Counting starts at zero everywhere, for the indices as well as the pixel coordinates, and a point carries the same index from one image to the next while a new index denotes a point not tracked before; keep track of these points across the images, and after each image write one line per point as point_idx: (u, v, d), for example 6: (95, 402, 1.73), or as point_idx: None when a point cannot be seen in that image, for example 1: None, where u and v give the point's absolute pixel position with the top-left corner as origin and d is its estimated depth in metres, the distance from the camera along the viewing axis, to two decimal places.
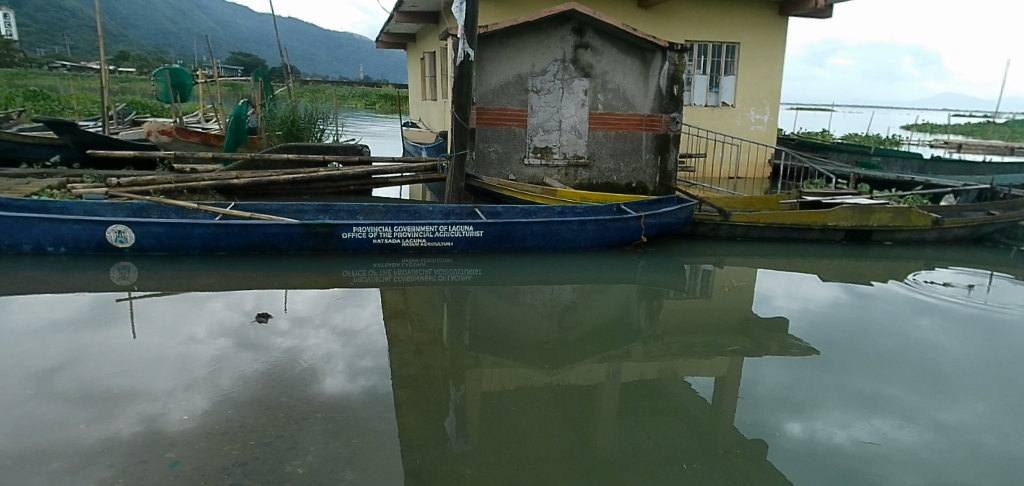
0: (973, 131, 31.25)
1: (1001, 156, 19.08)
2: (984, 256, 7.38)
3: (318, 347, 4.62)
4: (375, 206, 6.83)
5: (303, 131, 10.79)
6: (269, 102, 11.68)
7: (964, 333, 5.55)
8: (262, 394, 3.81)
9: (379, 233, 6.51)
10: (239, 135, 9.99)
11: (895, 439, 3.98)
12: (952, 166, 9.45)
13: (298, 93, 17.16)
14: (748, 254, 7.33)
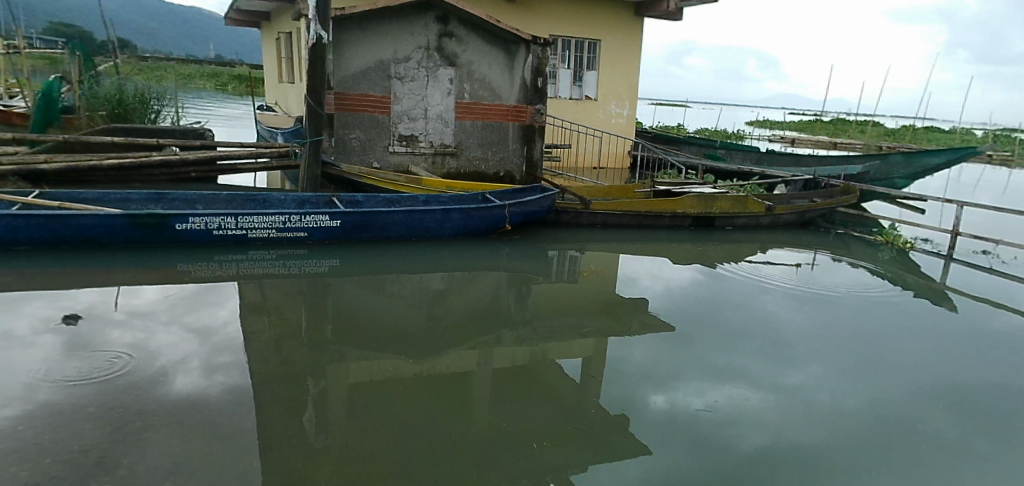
0: (806, 127, 35.21)
1: (824, 150, 21.68)
2: (807, 238, 8.33)
3: (141, 347, 4.24)
4: (217, 194, 6.36)
5: (131, 112, 9.85)
6: (92, 79, 10.41)
7: (789, 306, 6.26)
8: (64, 405, 3.43)
9: (221, 224, 6.12)
10: (49, 116, 8.77)
11: (744, 404, 4.38)
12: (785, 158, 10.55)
13: (134, 70, 15.53)
14: (608, 241, 7.71)
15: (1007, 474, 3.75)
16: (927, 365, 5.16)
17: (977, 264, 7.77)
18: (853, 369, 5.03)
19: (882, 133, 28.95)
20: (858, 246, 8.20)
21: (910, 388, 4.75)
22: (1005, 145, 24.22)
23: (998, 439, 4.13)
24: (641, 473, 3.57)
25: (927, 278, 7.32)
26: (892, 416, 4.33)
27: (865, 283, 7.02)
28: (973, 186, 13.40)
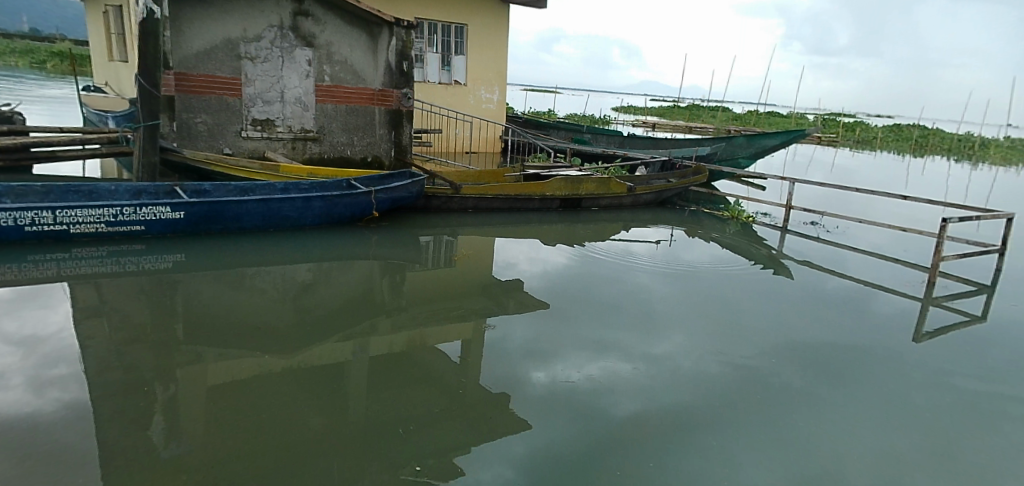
0: (667, 112, 37.62)
1: (681, 134, 23.20)
2: (666, 216, 8.95)
3: None
4: (29, 184, 5.63)
5: None
6: None
7: (649, 280, 6.71)
8: None
9: (34, 219, 5.45)
10: None
11: (615, 374, 4.64)
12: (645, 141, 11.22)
13: None
14: (478, 224, 7.81)
15: (836, 415, 4.29)
16: (766, 325, 5.76)
17: (806, 234, 8.77)
18: (705, 333, 5.49)
19: (729, 118, 31.61)
20: (709, 222, 8.95)
21: (754, 346, 5.28)
22: (831, 128, 27.46)
23: (828, 384, 4.71)
24: (524, 449, 3.67)
25: (767, 248, 8.16)
26: (742, 373, 4.80)
27: (717, 256, 7.68)
28: (803, 164, 15.07)
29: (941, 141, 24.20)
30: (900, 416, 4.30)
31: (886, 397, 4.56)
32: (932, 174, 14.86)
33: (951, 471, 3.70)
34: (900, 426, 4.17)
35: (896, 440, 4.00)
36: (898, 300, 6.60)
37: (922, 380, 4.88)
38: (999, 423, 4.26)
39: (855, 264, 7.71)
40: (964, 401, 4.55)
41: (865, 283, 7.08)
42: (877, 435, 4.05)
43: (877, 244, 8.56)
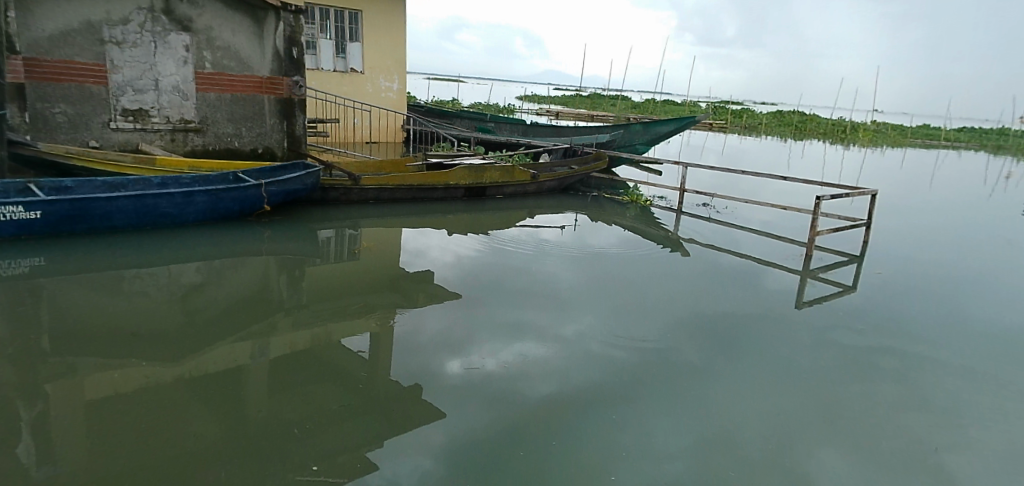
0: (572, 101, 38.46)
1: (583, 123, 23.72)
2: (569, 202, 9.18)
3: None
4: None
5: None
6: None
7: (554, 264, 6.85)
8: None
9: None
10: None
11: (531, 358, 4.69)
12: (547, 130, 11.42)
13: None
14: (380, 216, 7.66)
15: (733, 379, 4.57)
16: (664, 301, 6.05)
17: (700, 215, 9.27)
18: (608, 311, 5.68)
19: (629, 106, 32.80)
20: (610, 206, 9.27)
21: (654, 321, 5.53)
22: (721, 115, 29.19)
23: (724, 352, 5.01)
24: (439, 438, 3.64)
25: (665, 229, 8.56)
26: (646, 347, 5.00)
27: (622, 239, 7.95)
28: (696, 150, 15.93)
29: (816, 126, 26.40)
30: (788, 376, 4.65)
31: (775, 360, 4.91)
32: (807, 156, 16.19)
33: (833, 422, 4.04)
34: (789, 385, 4.51)
35: (786, 399, 4.32)
36: (781, 273, 7.13)
37: (803, 340, 5.29)
38: (871, 374, 4.70)
39: (743, 242, 8.24)
40: (840, 357, 4.98)
41: (752, 258, 7.59)
42: (770, 396, 4.35)
43: (763, 222, 9.19)
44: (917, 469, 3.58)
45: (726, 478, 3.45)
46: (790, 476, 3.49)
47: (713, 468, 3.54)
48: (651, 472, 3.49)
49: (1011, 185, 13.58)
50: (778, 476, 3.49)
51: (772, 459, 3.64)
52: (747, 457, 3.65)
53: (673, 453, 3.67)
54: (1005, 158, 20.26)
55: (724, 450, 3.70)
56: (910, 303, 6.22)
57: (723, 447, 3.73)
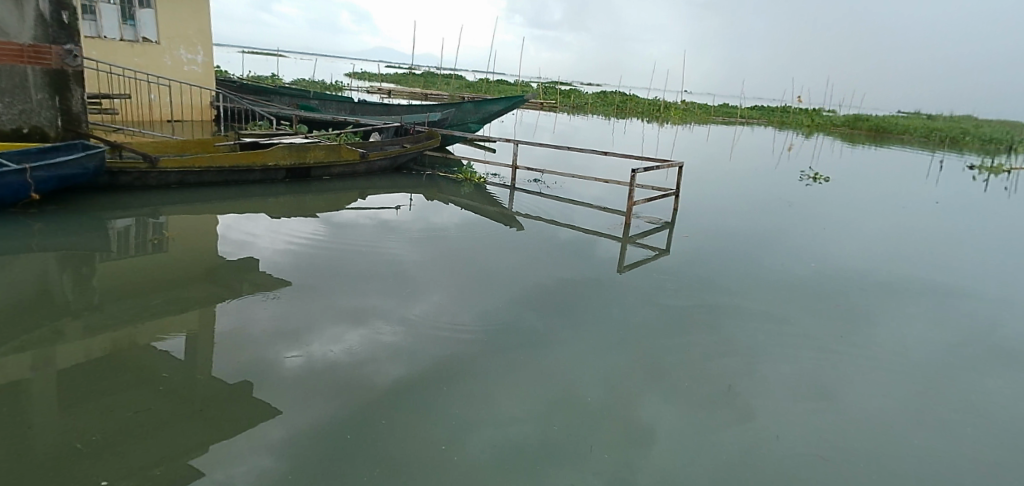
0: (407, 78, 37.84)
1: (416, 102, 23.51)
2: (401, 181, 9.14)
3: None
4: None
5: None
6: None
7: (389, 243, 6.74)
8: None
9: None
10: None
11: (375, 341, 4.59)
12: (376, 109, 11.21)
13: None
14: (187, 201, 7.03)
15: (569, 340, 4.84)
16: (498, 271, 6.23)
17: (533, 191, 9.66)
18: (443, 285, 5.73)
19: (464, 85, 33.11)
20: (445, 184, 9.38)
21: (489, 291, 5.68)
22: (551, 95, 30.59)
23: (557, 315, 5.29)
24: (275, 435, 3.44)
25: (500, 205, 8.84)
26: (483, 317, 5.12)
27: (461, 217, 8.04)
28: (529, 128, 16.53)
29: (635, 105, 28.80)
30: (617, 331, 5.03)
31: (605, 317, 5.29)
32: (627, 133, 17.61)
33: (660, 370, 4.45)
34: (622, 341, 4.85)
35: (618, 354, 4.66)
36: (605, 239, 7.68)
37: (625, 297, 5.76)
38: (684, 322, 5.24)
39: (573, 213, 8.75)
40: (657, 309, 5.48)
41: (579, 227, 8.08)
42: (606, 352, 4.66)
43: (591, 195, 9.82)
44: (726, 403, 4.08)
45: (568, 435, 3.66)
46: (624, 424, 3.80)
47: (557, 426, 3.73)
48: (499, 437, 3.60)
49: (789, 155, 15.94)
50: (614, 427, 3.77)
51: (607, 411, 3.93)
52: (587, 412, 3.91)
53: (520, 418, 3.80)
54: (783, 132, 23.76)
55: (566, 410, 3.92)
56: (714, 257, 7.04)
57: (565, 407, 3.94)
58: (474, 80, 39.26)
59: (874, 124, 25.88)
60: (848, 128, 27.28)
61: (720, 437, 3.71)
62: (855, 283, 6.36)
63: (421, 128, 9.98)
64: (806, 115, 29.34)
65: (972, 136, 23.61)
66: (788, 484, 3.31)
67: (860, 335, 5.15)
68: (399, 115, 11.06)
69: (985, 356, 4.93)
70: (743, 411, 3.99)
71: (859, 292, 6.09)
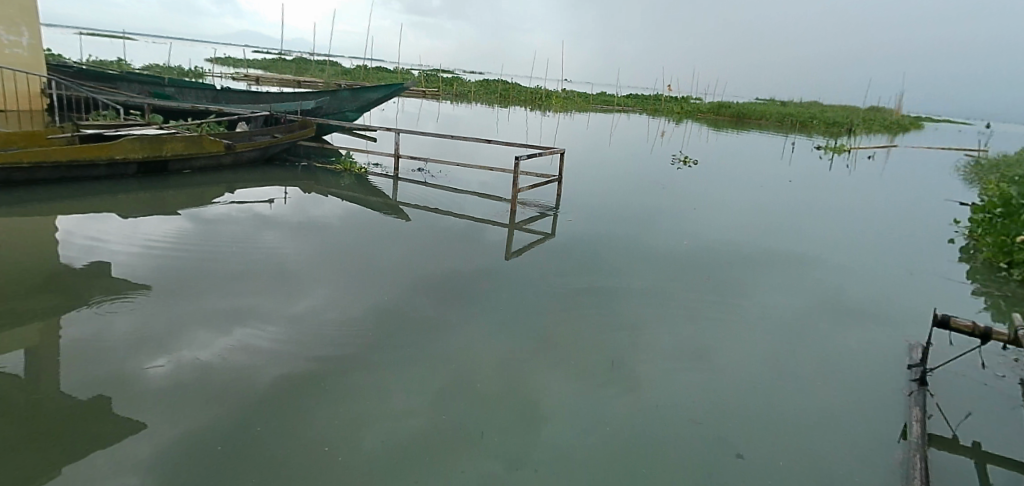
0: (280, 65, 35.74)
1: (288, 90, 22.30)
2: (273, 173, 8.68)
3: None
4: None
5: None
6: None
7: (264, 238, 6.32)
8: None
9: None
10: None
11: (252, 342, 4.28)
12: (242, 96, 10.47)
13: None
14: (17, 202, 6.19)
15: (459, 324, 4.78)
16: (384, 261, 6.05)
17: (418, 181, 9.49)
18: (325, 279, 5.46)
19: (342, 72, 31.87)
20: (323, 176, 9.01)
21: (375, 282, 5.49)
22: (434, 83, 30.20)
23: (446, 300, 5.22)
24: (136, 455, 3.10)
25: (383, 195, 8.61)
26: (368, 309, 4.94)
27: (343, 208, 7.74)
28: (412, 117, 16.24)
29: (518, 93, 29.23)
30: (507, 311, 5.04)
31: (494, 299, 5.30)
32: (511, 122, 17.82)
33: (552, 345, 4.49)
34: (514, 321, 4.87)
35: (509, 333, 4.67)
36: (492, 226, 7.72)
37: (513, 279, 5.81)
38: (571, 298, 5.37)
39: (459, 201, 8.70)
40: (545, 289, 5.57)
41: (466, 215, 8.05)
42: (498, 333, 4.66)
43: (477, 184, 9.83)
44: (614, 369, 4.20)
45: (461, 420, 3.60)
46: (517, 402, 3.80)
47: (450, 413, 3.66)
48: (389, 431, 3.48)
49: (662, 141, 16.92)
50: (507, 405, 3.76)
51: (500, 390, 3.91)
52: (480, 394, 3.87)
53: (412, 408, 3.69)
54: (656, 119, 25.20)
55: (459, 394, 3.85)
56: (595, 238, 7.31)
57: (458, 391, 3.88)
58: (352, 68, 37.89)
59: (736, 110, 28.14)
60: (713, 114, 29.45)
61: (609, 403, 3.80)
62: (722, 253, 6.87)
63: (293, 117, 9.49)
64: (676, 103, 31.31)
65: (816, 120, 26.39)
66: (675, 441, 3.45)
67: (729, 296, 5.51)
68: (268, 103, 10.44)
69: (834, 305, 5.46)
70: (630, 375, 4.12)
71: (727, 261, 6.57)
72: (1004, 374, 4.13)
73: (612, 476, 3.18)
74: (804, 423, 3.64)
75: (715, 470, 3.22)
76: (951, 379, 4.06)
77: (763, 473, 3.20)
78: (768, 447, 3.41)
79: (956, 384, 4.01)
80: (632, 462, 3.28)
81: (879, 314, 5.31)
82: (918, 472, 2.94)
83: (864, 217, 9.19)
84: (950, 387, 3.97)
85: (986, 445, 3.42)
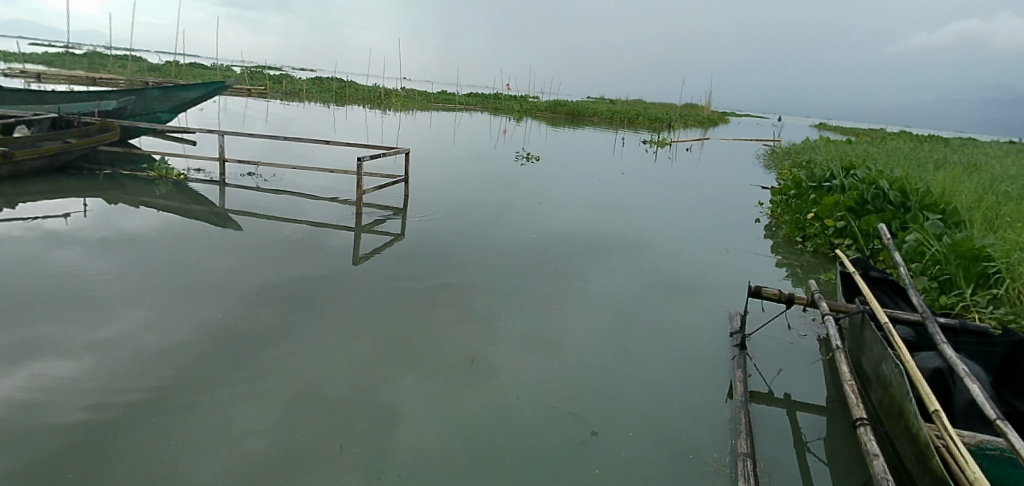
0: (66, 58, 30.82)
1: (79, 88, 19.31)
2: (68, 184, 7.48)
3: None
4: None
5: None
6: None
7: (59, 257, 5.39)
8: None
9: None
10: None
11: (52, 379, 3.62)
12: (19, 94, 8.85)
13: None
14: None
15: (308, 335, 4.46)
16: (214, 274, 5.46)
17: (249, 187, 8.72)
18: (142, 299, 4.78)
19: (149, 68, 28.37)
20: (132, 184, 7.94)
21: (205, 298, 4.93)
22: (260, 80, 28.04)
23: (290, 311, 4.84)
24: None
25: (209, 204, 7.80)
26: (198, 327, 4.42)
27: (160, 219, 6.88)
28: (236, 117, 14.93)
29: (354, 93, 28.21)
30: (358, 317, 4.80)
31: (343, 305, 5.02)
32: (349, 121, 17.13)
33: (407, 347, 4.35)
34: (366, 325, 4.65)
35: (362, 338, 4.44)
36: (337, 230, 7.34)
37: (364, 283, 5.56)
38: (426, 297, 5.26)
39: (298, 206, 8.16)
40: (398, 290, 5.41)
41: (306, 221, 7.56)
42: (349, 339, 4.42)
43: (318, 187, 9.29)
44: (472, 364, 4.18)
45: (313, 435, 3.37)
46: (375, 410, 3.63)
47: (299, 429, 3.40)
48: (234, 460, 3.13)
49: (503, 138, 17.36)
50: (364, 415, 3.58)
51: (355, 399, 3.71)
52: (334, 405, 3.63)
53: (257, 430, 3.37)
54: (496, 117, 25.80)
55: (310, 409, 3.58)
56: (445, 236, 7.27)
57: (310, 406, 3.61)
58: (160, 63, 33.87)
59: (570, 108, 29.84)
60: (550, 112, 30.93)
61: (467, 398, 3.79)
62: (567, 243, 7.21)
63: (90, 118, 8.23)
64: (515, 102, 32.42)
65: (640, 116, 28.87)
66: (533, 428, 3.54)
67: (576, 284, 5.79)
68: (55, 103, 8.94)
69: (667, 284, 5.98)
70: (487, 369, 4.13)
71: (571, 251, 6.89)
72: (805, 333, 4.82)
73: (476, 474, 3.16)
74: (650, 394, 3.93)
75: (573, 451, 3.35)
76: (765, 341, 4.66)
77: (615, 448, 3.39)
78: (620, 422, 3.62)
79: (768, 345, 4.60)
80: (493, 454, 3.31)
81: (704, 289, 5.91)
82: (743, 425, 3.31)
83: (685, 202, 10.22)
84: (764, 349, 4.54)
85: (794, 395, 3.96)
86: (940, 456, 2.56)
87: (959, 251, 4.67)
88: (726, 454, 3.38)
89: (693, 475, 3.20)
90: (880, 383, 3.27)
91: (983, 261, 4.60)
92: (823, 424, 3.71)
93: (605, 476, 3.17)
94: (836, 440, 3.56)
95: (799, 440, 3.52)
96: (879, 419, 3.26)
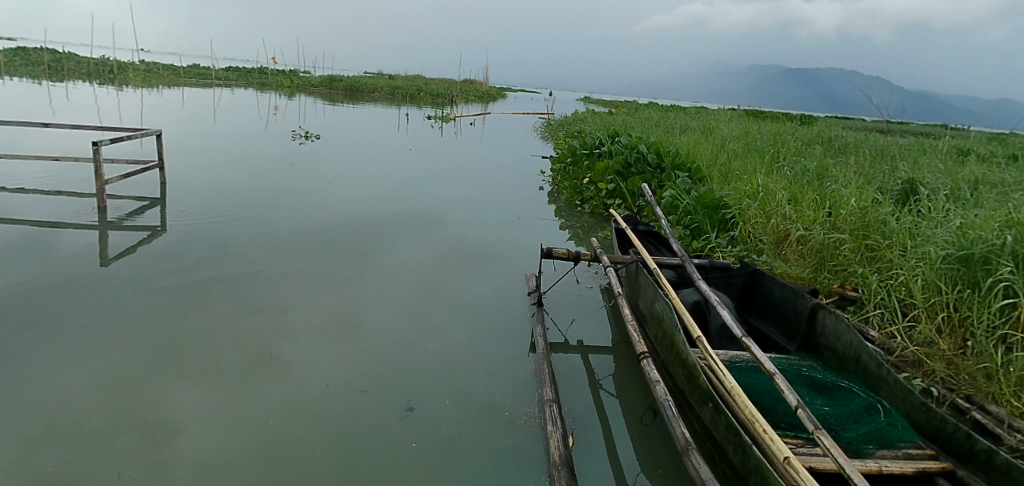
0: None
1: None
2: None
3: None
4: None
5: None
6: None
7: None
8: None
9: None
10: None
11: None
12: None
13: None
14: None
15: (46, 354, 3.66)
16: None
17: None
18: None
19: None
20: None
21: None
22: None
23: (17, 330, 3.91)
24: None
25: None
26: None
27: None
28: None
29: (76, 67, 23.42)
30: (117, 324, 4.08)
31: (92, 314, 4.20)
32: (74, 99, 14.23)
33: (183, 351, 3.83)
34: (129, 333, 3.98)
35: (122, 348, 3.79)
36: (72, 229, 6.09)
37: (118, 286, 4.71)
38: (202, 294, 4.65)
39: (13, 205, 6.57)
40: (167, 289, 4.71)
41: (26, 220, 6.14)
42: (107, 351, 3.75)
43: (39, 180, 7.55)
44: (263, 359, 3.84)
45: (71, 468, 2.83)
46: (151, 426, 3.15)
47: (51, 465, 2.83)
48: None
49: (276, 116, 15.99)
50: (138, 434, 3.08)
51: (124, 418, 3.18)
52: (95, 431, 3.07)
53: None
54: (266, 94, 23.67)
55: (60, 442, 2.97)
56: (218, 226, 6.50)
57: (57, 439, 2.99)
58: None
59: (347, 84, 28.64)
60: (327, 87, 29.27)
61: (264, 395, 3.49)
62: (359, 223, 6.96)
63: None
64: (285, 76, 30.01)
65: (422, 92, 28.89)
66: (342, 414, 3.40)
67: (374, 264, 5.65)
68: None
69: (462, 255, 6.15)
70: (280, 362, 3.82)
71: (365, 231, 6.69)
72: (590, 285, 5.37)
73: (284, 473, 2.95)
74: (459, 361, 4.04)
75: (388, 431, 3.30)
76: (557, 297, 5.08)
77: (431, 419, 3.43)
78: (432, 393, 3.66)
79: (560, 301, 5.02)
80: (301, 448, 3.11)
81: (498, 256, 6.20)
82: (546, 375, 3.60)
83: (472, 174, 10.53)
84: (557, 304, 4.95)
85: (586, 341, 4.40)
86: (703, 373, 3.07)
87: (703, 203, 5.61)
88: (533, 404, 3.63)
89: (506, 429, 3.39)
90: (654, 319, 3.79)
91: (721, 209, 5.59)
92: (611, 363, 4.19)
93: (422, 449, 3.19)
94: (622, 374, 4.05)
95: (592, 380, 3.94)
96: (655, 350, 3.79)
